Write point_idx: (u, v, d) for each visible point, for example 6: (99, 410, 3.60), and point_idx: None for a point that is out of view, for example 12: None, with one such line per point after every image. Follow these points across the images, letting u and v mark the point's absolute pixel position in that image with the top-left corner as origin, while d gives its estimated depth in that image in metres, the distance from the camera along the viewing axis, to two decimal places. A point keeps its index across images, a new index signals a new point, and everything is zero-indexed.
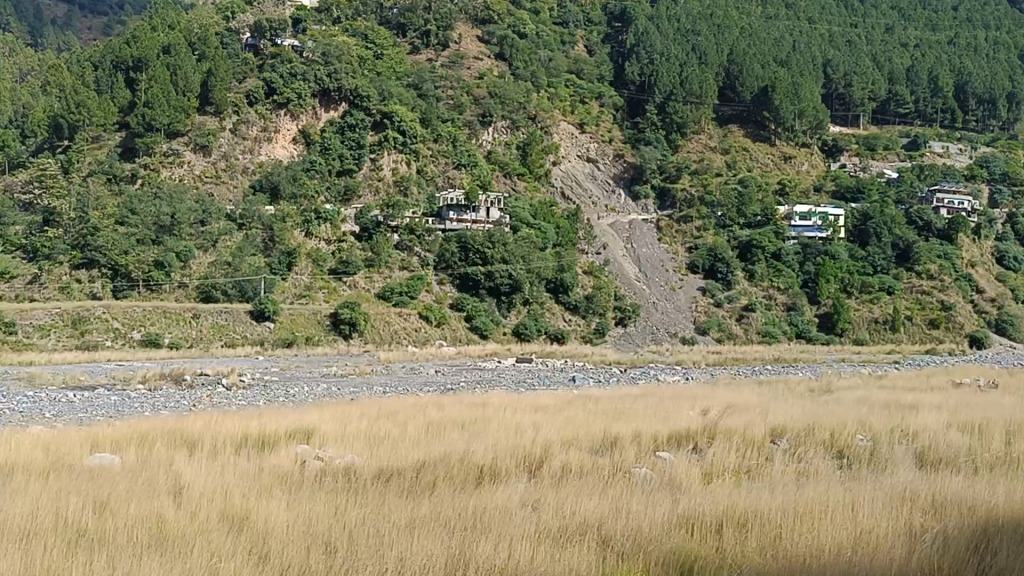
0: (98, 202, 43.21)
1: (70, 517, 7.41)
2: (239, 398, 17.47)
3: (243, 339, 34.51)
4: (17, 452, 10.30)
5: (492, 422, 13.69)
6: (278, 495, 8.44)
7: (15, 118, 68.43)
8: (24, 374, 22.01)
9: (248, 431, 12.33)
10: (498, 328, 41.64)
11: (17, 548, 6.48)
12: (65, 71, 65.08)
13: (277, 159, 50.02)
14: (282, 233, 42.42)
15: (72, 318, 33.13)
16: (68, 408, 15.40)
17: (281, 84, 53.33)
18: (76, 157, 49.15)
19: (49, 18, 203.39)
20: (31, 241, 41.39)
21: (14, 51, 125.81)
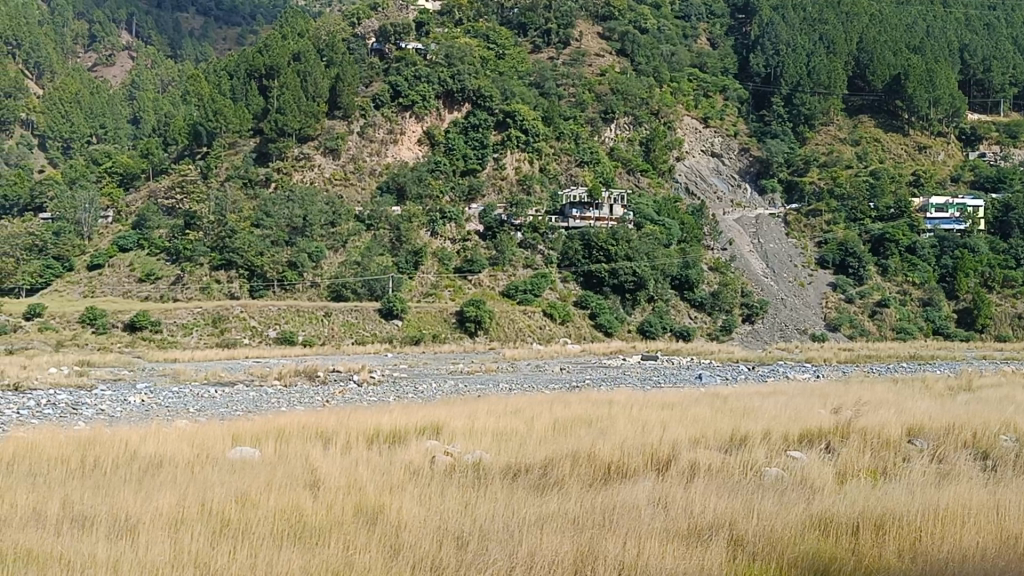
0: (235, 206, 44.98)
1: (214, 507, 7.75)
2: (369, 394, 17.91)
3: (372, 336, 35.33)
4: (165, 445, 10.82)
5: (620, 419, 13.64)
6: (411, 489, 8.61)
7: (158, 127, 71.99)
8: (170, 370, 23.12)
9: (380, 426, 12.65)
10: (623, 325, 41.43)
11: (166, 536, 6.82)
12: (204, 80, 68.15)
13: (403, 161, 51.07)
14: (409, 232, 43.23)
15: (212, 317, 34.69)
16: (211, 403, 16.09)
17: (405, 87, 54.47)
18: (214, 163, 51.39)
19: (189, 31, 212.78)
20: (174, 244, 43.39)
21: (157, 64, 132.36)
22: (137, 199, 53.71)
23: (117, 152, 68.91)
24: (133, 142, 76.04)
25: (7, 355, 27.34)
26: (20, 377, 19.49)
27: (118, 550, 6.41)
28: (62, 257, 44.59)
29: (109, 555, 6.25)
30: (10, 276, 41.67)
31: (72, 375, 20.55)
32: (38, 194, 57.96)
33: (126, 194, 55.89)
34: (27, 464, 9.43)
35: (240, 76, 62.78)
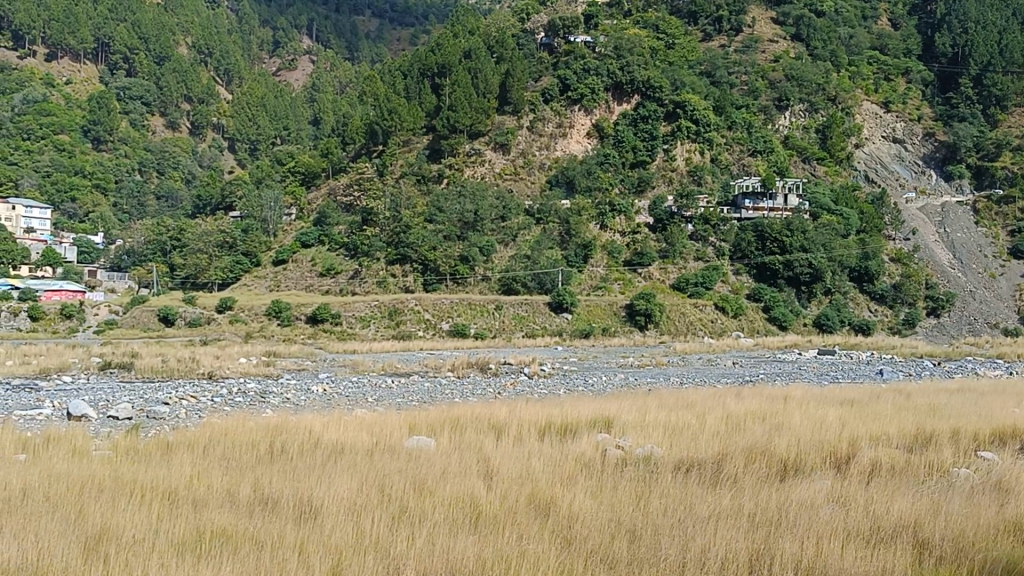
0: (409, 202, 46.27)
1: (393, 493, 8.00)
2: (540, 386, 18.09)
3: (542, 329, 35.54)
4: (346, 433, 11.25)
5: (795, 416, 13.25)
6: (582, 482, 8.64)
7: (337, 127, 74.89)
8: (350, 361, 24.01)
9: (551, 419, 12.73)
10: (799, 319, 40.19)
11: (349, 520, 7.09)
12: (381, 80, 70.65)
13: (572, 154, 51.32)
14: (578, 225, 43.38)
15: (388, 310, 35.88)
16: (387, 393, 16.64)
17: (574, 80, 54.77)
18: (390, 161, 53.19)
19: (366, 33, 220.36)
20: (352, 239, 44.96)
21: (336, 66, 137.99)
22: (318, 196, 56.06)
23: (299, 151, 72.17)
24: (315, 141, 79.53)
25: (202, 345, 29.09)
26: (214, 366, 20.68)
27: (305, 532, 6.70)
28: (250, 252, 46.96)
29: (294, 537, 6.53)
30: (204, 272, 45.72)
31: (260, 365, 21.70)
32: (228, 193, 61.38)
33: (307, 192, 58.45)
34: (219, 449, 9.98)
35: (415, 75, 64.68)
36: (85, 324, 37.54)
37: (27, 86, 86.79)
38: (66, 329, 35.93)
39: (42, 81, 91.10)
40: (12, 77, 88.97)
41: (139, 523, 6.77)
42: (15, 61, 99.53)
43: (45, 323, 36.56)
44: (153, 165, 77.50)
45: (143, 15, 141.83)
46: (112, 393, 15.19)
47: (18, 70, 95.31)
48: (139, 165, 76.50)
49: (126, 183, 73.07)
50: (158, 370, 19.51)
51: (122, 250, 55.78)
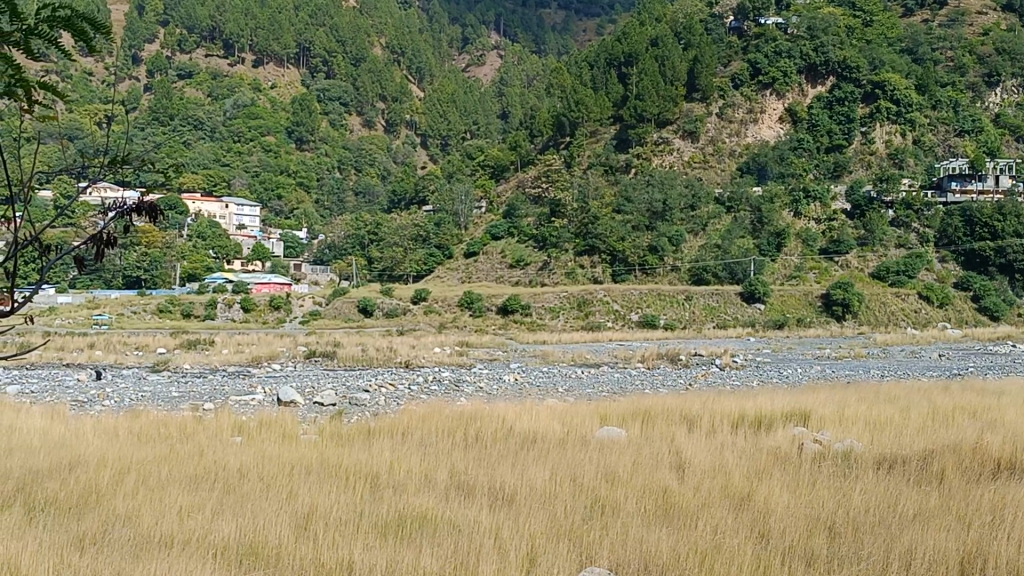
0: (597, 193, 46.38)
1: (585, 483, 8.01)
2: (733, 377, 17.77)
3: (734, 320, 34.83)
4: (538, 422, 11.37)
5: (1011, 411, 12.42)
6: (778, 475, 8.40)
7: (526, 119, 76.02)
8: (540, 351, 24.34)
9: (745, 411, 12.45)
10: (1012, 309, 37.72)
11: (543, 508, 7.14)
12: (568, 71, 71.30)
13: (764, 140, 50.07)
14: (770, 213, 42.28)
15: (578, 301, 36.14)
16: (578, 383, 16.77)
17: (766, 64, 53.49)
18: (577, 152, 53.55)
19: (553, 27, 222.55)
20: (541, 230, 45.35)
21: (524, 60, 140.12)
22: (507, 189, 57.07)
23: (489, 145, 73.56)
24: (504, 134, 81.08)
25: (401, 334, 30.23)
26: (412, 354, 21.46)
27: (500, 518, 6.81)
28: (442, 245, 48.24)
29: (489, 523, 6.65)
30: (399, 265, 47.41)
31: (453, 354, 22.31)
32: (421, 188, 63.27)
33: (497, 185, 59.55)
34: (417, 435, 10.30)
35: (602, 65, 64.99)
36: (292, 315, 39.74)
37: (237, 90, 92.29)
38: (274, 321, 38.05)
39: (250, 86, 96.76)
40: (223, 84, 94.99)
41: (343, 504, 7.07)
42: (226, 69, 106.13)
43: (256, 314, 38.89)
44: (351, 162, 80.91)
45: (341, 19, 148.26)
46: (318, 380, 16.00)
47: (229, 76, 101.56)
48: (339, 164, 80.04)
49: (327, 180, 76.74)
50: (360, 358, 20.37)
51: (324, 245, 58.50)
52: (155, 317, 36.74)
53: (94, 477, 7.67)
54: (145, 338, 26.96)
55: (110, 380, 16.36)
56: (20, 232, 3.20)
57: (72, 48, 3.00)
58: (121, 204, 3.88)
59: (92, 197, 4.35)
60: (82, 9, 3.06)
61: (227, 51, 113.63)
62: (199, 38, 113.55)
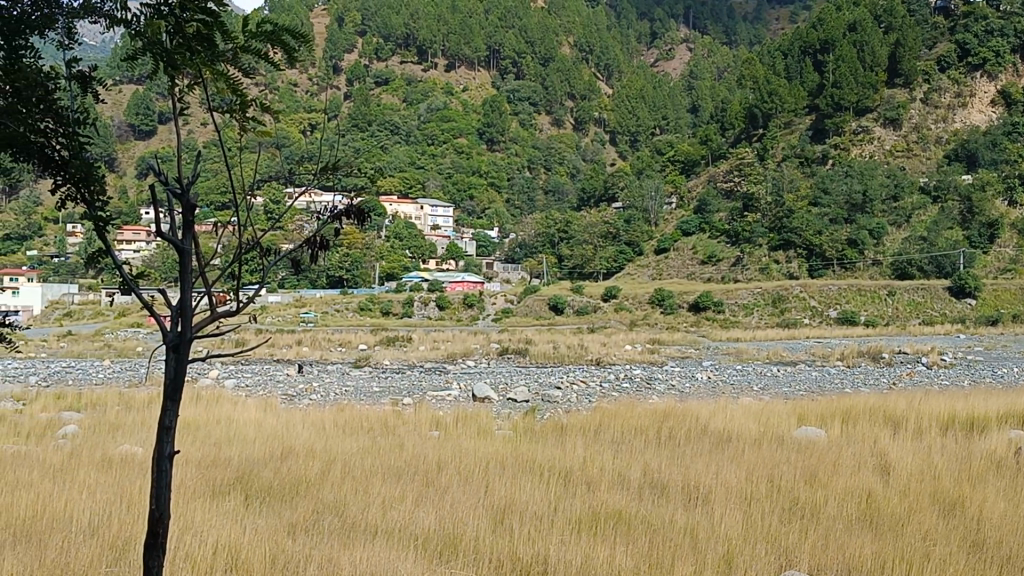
0: (792, 185, 45.17)
1: (783, 485, 7.78)
2: (941, 377, 16.83)
3: (941, 316, 32.97)
4: (732, 421, 11.12)
5: None
6: (994, 481, 7.90)
7: (717, 112, 75.03)
8: (733, 349, 23.87)
9: (954, 412, 11.81)
10: None
11: (739, 509, 7.00)
12: (760, 62, 69.91)
13: (972, 124, 47.23)
14: (982, 202, 39.79)
15: (773, 297, 35.33)
16: (773, 381, 16.32)
17: (975, 45, 50.75)
18: (771, 144, 52.31)
19: (743, 19, 218.26)
20: (733, 226, 44.52)
21: (716, 52, 138.31)
22: (698, 184, 56.49)
23: (680, 140, 72.92)
24: (695, 128, 80.26)
25: (591, 332, 30.39)
26: (604, 351, 21.55)
27: (695, 518, 6.71)
28: (633, 242, 48.30)
29: (684, 522, 6.56)
30: (590, 262, 47.68)
31: (645, 352, 22.21)
32: (610, 185, 63.40)
33: (687, 180, 58.90)
34: (610, 432, 10.31)
35: (795, 54, 63.50)
36: (485, 312, 40.64)
37: (431, 95, 95.39)
38: (468, 318, 39.02)
39: (443, 90, 99.46)
40: (418, 88, 98.12)
41: (537, 499, 7.15)
42: (422, 74, 109.84)
43: (451, 312, 40.01)
44: (541, 161, 81.94)
45: (532, 20, 150.66)
46: (510, 377, 16.28)
47: (425, 81, 104.98)
48: (529, 163, 81.29)
49: (517, 180, 78.00)
50: (551, 356, 20.61)
51: (515, 244, 59.39)
52: (356, 315, 38.37)
53: (304, 468, 8.06)
54: (347, 335, 28.29)
55: (316, 374, 17.24)
56: (242, 244, 3.39)
57: (281, 62, 3.12)
58: (324, 208, 3.98)
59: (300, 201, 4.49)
60: (291, 22, 3.12)
61: (421, 57, 117.46)
62: (394, 47, 117.79)
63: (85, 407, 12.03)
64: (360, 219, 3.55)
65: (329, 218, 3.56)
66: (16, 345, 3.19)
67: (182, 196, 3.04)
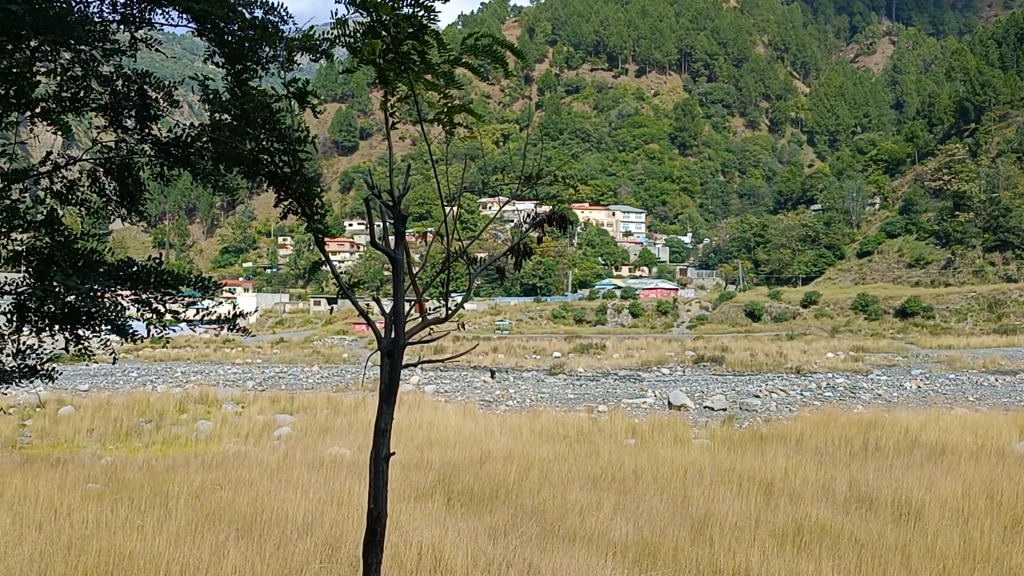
0: (1008, 182, 42.57)
1: (1004, 501, 7.28)
2: None
3: None
4: (947, 432, 10.50)
5: None
6: None
7: (923, 108, 71.74)
8: (945, 356, 22.64)
9: None
10: None
11: (955, 526, 6.59)
12: (971, 53, 66.38)
13: None
14: None
15: (988, 301, 33.39)
16: (990, 391, 15.27)
17: None
18: (984, 139, 49.45)
19: (947, 6, 207.75)
20: (944, 227, 42.25)
21: (921, 46, 132.29)
22: (903, 183, 54.12)
23: (882, 139, 70.09)
24: (898, 127, 77.04)
25: (791, 339, 29.58)
26: (805, 359, 20.93)
27: (905, 534, 6.39)
28: (833, 245, 46.83)
29: (895, 538, 6.25)
30: (788, 268, 46.48)
31: (849, 359, 21.39)
32: (808, 187, 61.68)
33: (891, 180, 56.41)
34: (813, 442, 9.95)
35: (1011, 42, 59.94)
36: (679, 318, 40.25)
37: (622, 101, 95.61)
38: (662, 325, 38.68)
39: (634, 96, 99.45)
40: (609, 95, 98.16)
41: (737, 509, 6.99)
42: (613, 81, 110.12)
43: (644, 318, 39.80)
44: (735, 165, 80.58)
45: (723, 22, 148.65)
46: (707, 384, 16.02)
47: (615, 87, 105.25)
48: (722, 167, 80.12)
49: (710, 185, 76.79)
50: (749, 363, 20.19)
51: (709, 249, 58.44)
52: (551, 322, 38.80)
53: (503, 473, 8.20)
54: (542, 342, 28.64)
55: (512, 381, 17.52)
56: (448, 255, 3.48)
57: (493, 72, 3.19)
58: (522, 217, 4.04)
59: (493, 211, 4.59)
60: (492, 33, 3.22)
61: (611, 63, 117.54)
62: (584, 54, 118.40)
63: (296, 410, 12.68)
64: (562, 225, 3.58)
65: (532, 227, 3.61)
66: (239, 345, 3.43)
67: (394, 208, 3.17)
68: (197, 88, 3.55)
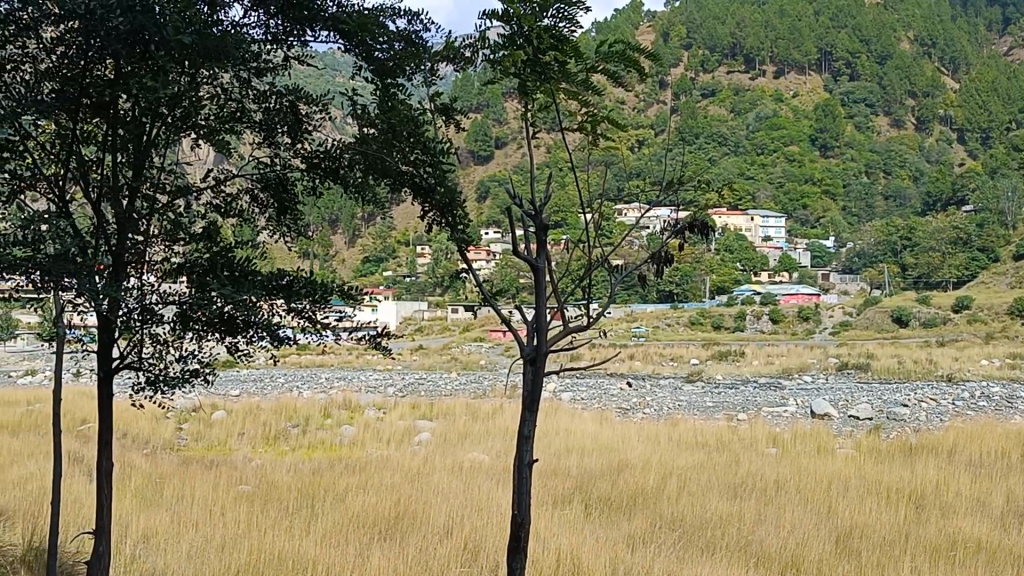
0: None
1: None
2: None
3: None
4: None
5: None
6: None
7: None
8: None
9: None
10: None
11: None
12: None
13: None
14: None
15: None
16: None
17: None
18: None
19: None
20: None
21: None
22: None
23: None
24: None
25: (942, 346, 28.37)
26: (956, 367, 20.08)
27: None
28: (987, 249, 44.80)
29: None
30: (938, 272, 44.69)
31: (1004, 366, 20.40)
32: (959, 187, 59.15)
33: None
34: (967, 453, 9.51)
35: None
36: (822, 325, 39.19)
37: (760, 103, 93.86)
38: (804, 332, 37.63)
39: (772, 98, 97.32)
40: (746, 97, 96.31)
41: (887, 523, 6.73)
42: (751, 83, 108.06)
43: (785, 325, 38.85)
44: (880, 165, 77.95)
45: (866, 19, 144.07)
46: (851, 393, 15.54)
47: (753, 89, 103.32)
48: (866, 168, 77.62)
49: (855, 187, 74.34)
50: (896, 371, 19.51)
51: (853, 253, 56.67)
52: (688, 329, 38.34)
53: (641, 480, 8.16)
54: (680, 351, 28.31)
55: (649, 389, 17.39)
56: (588, 263, 3.52)
57: (631, 78, 3.21)
58: (662, 223, 4.03)
59: (632, 218, 4.60)
60: (626, 40, 3.22)
61: (747, 65, 115.09)
62: (720, 57, 116.45)
63: (436, 416, 12.93)
64: (704, 230, 3.55)
65: (671, 233, 3.62)
66: (382, 351, 3.57)
67: (536, 219, 3.22)
68: (346, 104, 3.68)
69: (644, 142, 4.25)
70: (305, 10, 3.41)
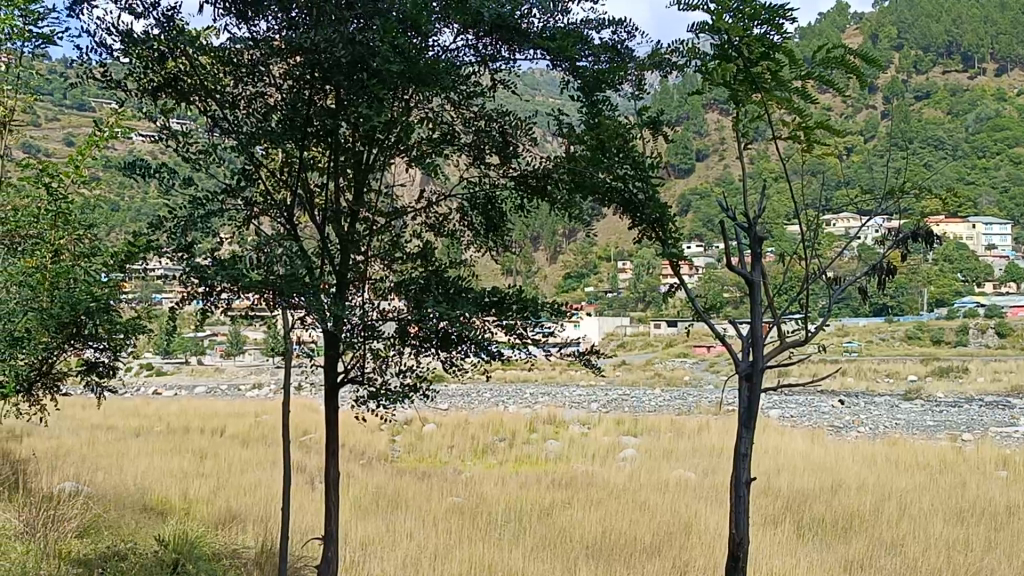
0: None
1: None
2: None
3: None
4: None
5: None
6: None
7: None
8: None
9: None
10: None
11: None
12: None
13: None
14: None
15: None
16: None
17: None
18: None
19: None
20: None
21: None
22: None
23: None
24: None
25: None
26: None
27: None
28: None
29: None
30: None
31: None
32: None
33: None
34: None
35: None
36: None
37: (982, 104, 88.45)
38: None
39: (995, 97, 91.41)
40: (966, 97, 90.79)
41: None
42: (972, 82, 101.89)
43: (1013, 340, 36.38)
44: None
45: None
46: None
47: (973, 89, 97.41)
48: None
49: None
50: None
51: None
52: (904, 344, 36.54)
53: (855, 502, 7.82)
54: (897, 367, 26.98)
55: (863, 406, 16.70)
56: (803, 277, 3.42)
57: (844, 86, 3.17)
58: (876, 229, 3.88)
59: (841, 228, 4.45)
60: (836, 44, 3.17)
61: (967, 64, 108.07)
62: (937, 56, 110.38)
63: (641, 432, 12.87)
64: (930, 240, 3.37)
65: (891, 245, 3.48)
66: (590, 364, 3.60)
67: (749, 231, 3.17)
68: (552, 124, 3.73)
69: (854, 151, 4.11)
70: (514, 33, 3.48)
